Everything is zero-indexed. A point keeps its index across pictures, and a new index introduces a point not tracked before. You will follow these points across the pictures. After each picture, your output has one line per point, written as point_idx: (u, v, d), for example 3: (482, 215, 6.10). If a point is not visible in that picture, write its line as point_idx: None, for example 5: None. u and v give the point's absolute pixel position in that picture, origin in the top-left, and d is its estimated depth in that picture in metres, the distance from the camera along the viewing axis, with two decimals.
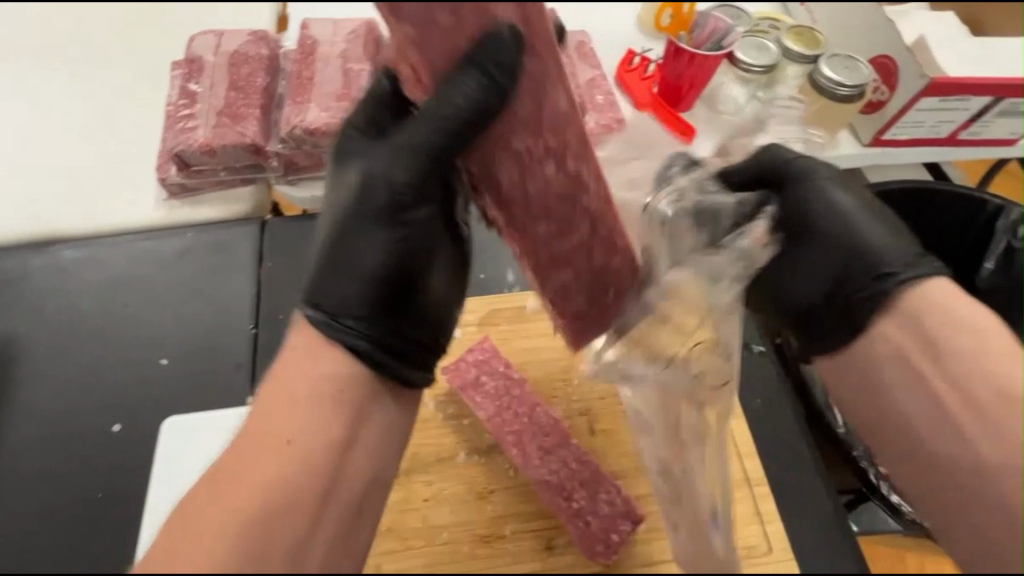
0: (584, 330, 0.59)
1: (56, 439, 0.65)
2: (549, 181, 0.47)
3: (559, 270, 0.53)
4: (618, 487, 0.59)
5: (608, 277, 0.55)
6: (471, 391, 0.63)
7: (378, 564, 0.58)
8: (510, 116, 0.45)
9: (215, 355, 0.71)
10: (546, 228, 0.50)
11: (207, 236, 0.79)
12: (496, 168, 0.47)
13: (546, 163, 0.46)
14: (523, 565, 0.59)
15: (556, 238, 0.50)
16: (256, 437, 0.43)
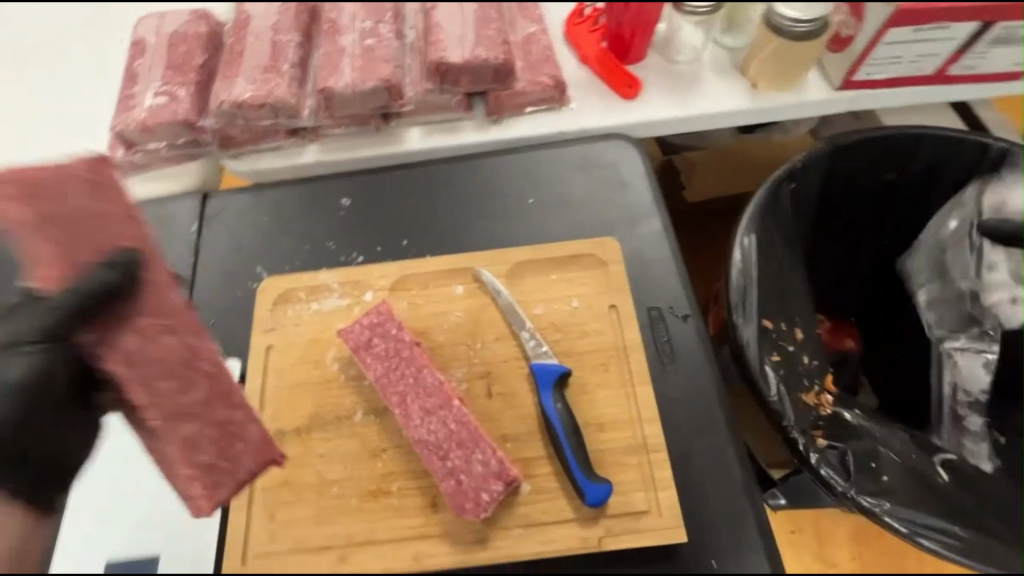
0: (214, 489, 0.55)
1: None
2: (164, 350, 0.52)
3: (181, 426, 0.53)
4: (494, 448, 0.60)
5: (236, 430, 0.56)
6: (363, 352, 0.65)
7: (272, 513, 0.62)
8: (137, 300, 0.52)
9: None
10: (185, 426, 0.53)
11: (152, 208, 0.86)
12: (119, 335, 0.51)
13: (164, 336, 0.52)
14: (406, 520, 0.61)
15: (176, 394, 0.52)
16: None
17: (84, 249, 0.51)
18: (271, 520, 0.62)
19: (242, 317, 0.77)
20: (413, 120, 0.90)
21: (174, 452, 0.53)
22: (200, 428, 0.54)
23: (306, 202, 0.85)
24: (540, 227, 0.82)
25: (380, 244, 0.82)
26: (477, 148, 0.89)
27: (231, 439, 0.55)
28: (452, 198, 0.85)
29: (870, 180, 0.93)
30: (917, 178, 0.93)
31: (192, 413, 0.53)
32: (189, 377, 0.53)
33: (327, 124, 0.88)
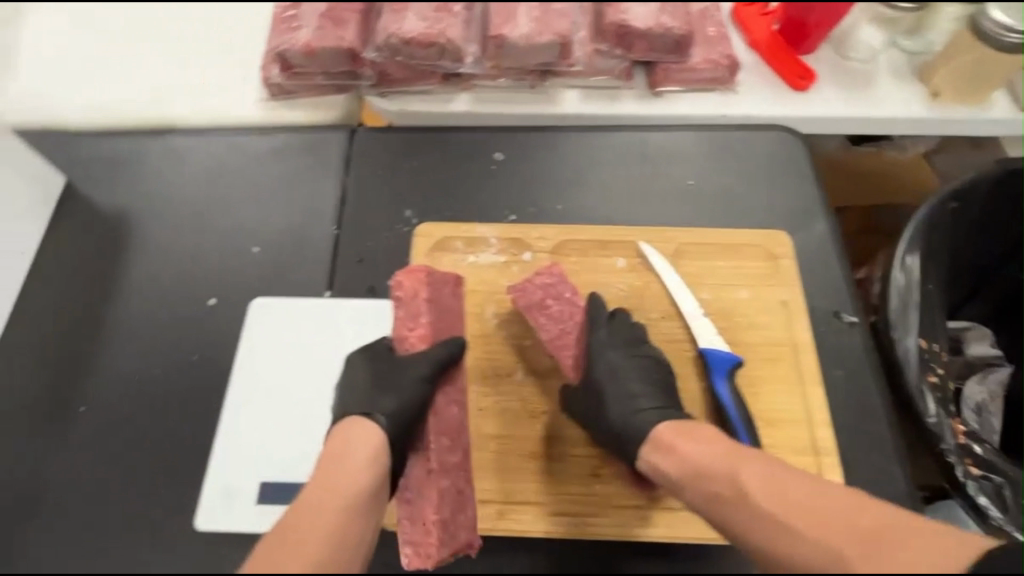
0: (446, 543, 0.54)
1: (165, 301, 0.74)
2: (454, 416, 0.59)
3: (439, 478, 0.55)
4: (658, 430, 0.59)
5: (469, 498, 0.57)
6: (534, 312, 0.64)
7: None
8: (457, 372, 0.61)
9: (302, 248, 0.77)
10: (443, 480, 0.55)
11: (301, 137, 0.84)
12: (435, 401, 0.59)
13: (451, 406, 0.60)
14: (569, 486, 0.60)
15: (446, 450, 0.57)
16: (330, 463, 0.52)
17: (443, 330, 0.62)
18: None
19: (391, 257, 0.75)
20: (571, 81, 0.86)
21: (430, 502, 0.54)
22: (452, 483, 0.56)
23: (455, 153, 0.83)
24: (699, 210, 0.79)
25: (534, 207, 0.80)
26: (634, 119, 0.86)
27: (464, 506, 0.56)
28: (607, 167, 0.82)
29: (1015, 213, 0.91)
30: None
31: (452, 469, 0.56)
32: (459, 445, 0.58)
33: (486, 74, 0.85)
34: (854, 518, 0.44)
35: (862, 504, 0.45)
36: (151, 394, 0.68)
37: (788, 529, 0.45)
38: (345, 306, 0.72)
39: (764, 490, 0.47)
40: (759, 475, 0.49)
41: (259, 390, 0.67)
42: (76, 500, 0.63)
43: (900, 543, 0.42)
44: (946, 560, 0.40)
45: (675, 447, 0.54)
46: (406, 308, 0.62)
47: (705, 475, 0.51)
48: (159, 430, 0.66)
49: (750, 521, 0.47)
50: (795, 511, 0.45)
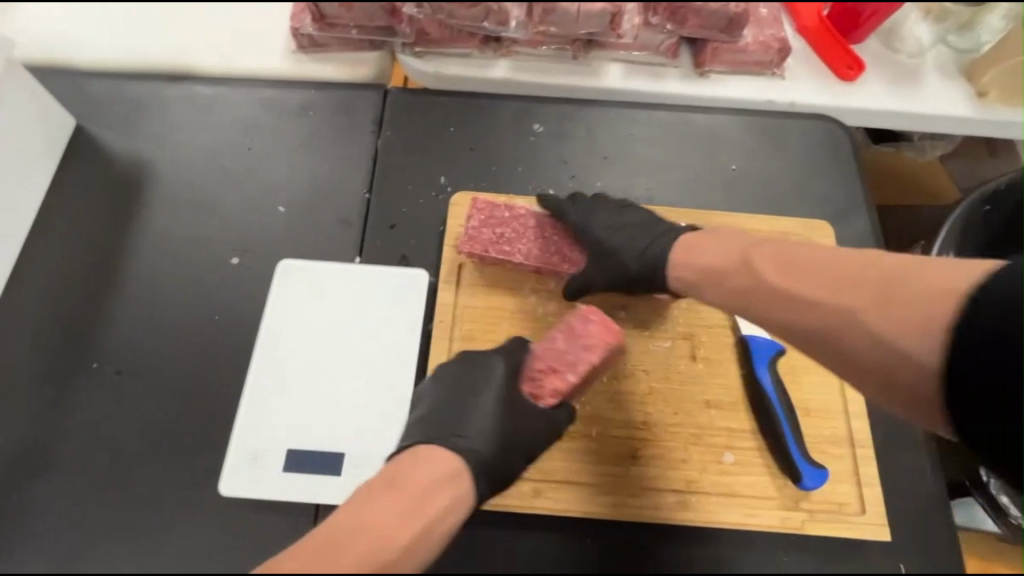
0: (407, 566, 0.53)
1: (182, 257, 0.71)
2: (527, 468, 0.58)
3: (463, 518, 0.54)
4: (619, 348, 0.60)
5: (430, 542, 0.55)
6: (496, 248, 0.65)
7: None
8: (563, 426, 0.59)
9: (329, 210, 0.73)
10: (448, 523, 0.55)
11: (331, 94, 0.81)
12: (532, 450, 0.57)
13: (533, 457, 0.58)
14: (606, 467, 0.59)
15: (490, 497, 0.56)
16: (445, 475, 0.53)
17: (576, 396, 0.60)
18: None
19: (423, 225, 0.72)
20: (616, 54, 0.83)
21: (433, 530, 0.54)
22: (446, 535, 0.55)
23: (492, 121, 0.80)
24: (739, 196, 0.77)
25: (574, 182, 0.77)
26: (678, 98, 0.83)
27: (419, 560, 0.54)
28: (649, 146, 0.80)
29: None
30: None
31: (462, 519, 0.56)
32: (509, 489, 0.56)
33: (529, 40, 0.81)
34: (844, 279, 0.52)
35: (849, 264, 0.52)
36: (171, 354, 0.65)
37: (794, 299, 0.54)
38: (375, 272, 0.68)
39: (778, 274, 0.55)
40: (770, 262, 0.56)
41: (286, 356, 0.64)
42: (91, 459, 0.61)
43: (883, 290, 0.50)
44: (919, 307, 0.48)
45: (694, 262, 0.61)
46: (572, 348, 0.59)
47: (724, 277, 0.59)
48: (182, 391, 0.63)
49: (768, 304, 0.56)
50: (814, 284, 0.53)
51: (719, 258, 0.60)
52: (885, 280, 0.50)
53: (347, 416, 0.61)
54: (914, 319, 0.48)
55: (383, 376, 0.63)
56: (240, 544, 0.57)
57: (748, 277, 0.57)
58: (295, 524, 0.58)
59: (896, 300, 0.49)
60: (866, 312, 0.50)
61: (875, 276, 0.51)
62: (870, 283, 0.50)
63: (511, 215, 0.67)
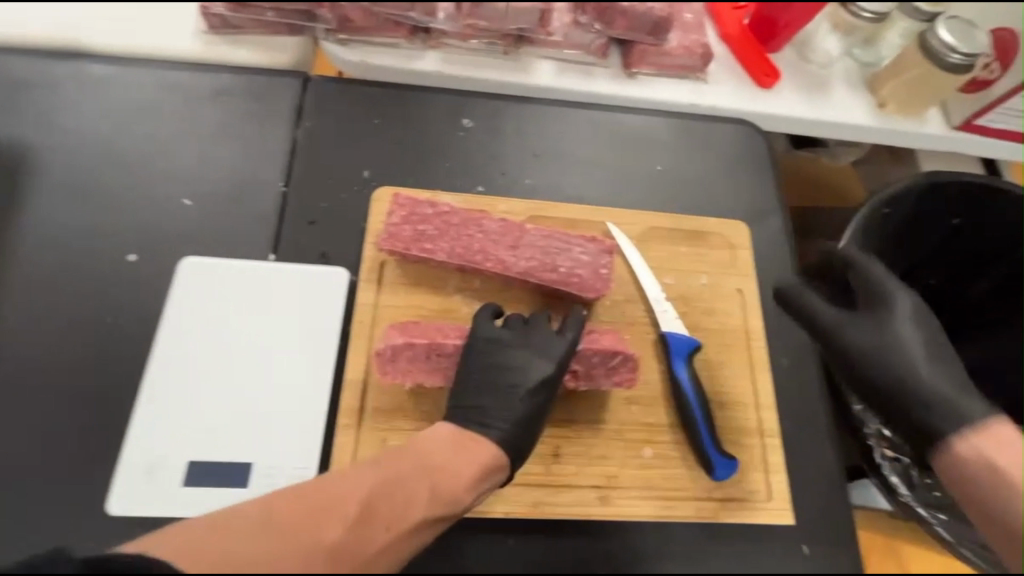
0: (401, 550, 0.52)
1: (70, 252, 0.64)
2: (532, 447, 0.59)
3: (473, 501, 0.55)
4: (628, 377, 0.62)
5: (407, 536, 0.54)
6: (416, 247, 0.62)
7: (383, 438, 0.58)
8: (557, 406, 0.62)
9: (241, 203, 0.69)
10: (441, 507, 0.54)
11: (246, 80, 0.75)
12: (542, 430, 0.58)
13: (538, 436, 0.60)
14: (528, 466, 0.59)
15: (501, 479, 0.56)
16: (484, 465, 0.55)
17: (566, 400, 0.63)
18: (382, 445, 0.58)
19: (346, 221, 0.69)
20: (546, 52, 0.83)
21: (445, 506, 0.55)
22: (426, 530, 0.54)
23: (420, 115, 0.78)
24: (665, 196, 0.79)
25: (505, 179, 0.76)
26: (608, 98, 0.84)
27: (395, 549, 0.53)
28: (578, 144, 0.80)
29: (936, 227, 0.95)
30: (968, 235, 0.96)
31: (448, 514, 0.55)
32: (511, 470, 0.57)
33: (458, 33, 0.79)
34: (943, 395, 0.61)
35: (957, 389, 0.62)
36: (53, 362, 0.59)
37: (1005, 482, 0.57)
38: (292, 270, 0.64)
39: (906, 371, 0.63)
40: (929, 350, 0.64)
41: (189, 361, 0.59)
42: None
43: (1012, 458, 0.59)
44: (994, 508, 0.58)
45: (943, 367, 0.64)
46: (600, 367, 0.61)
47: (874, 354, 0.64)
48: (67, 404, 0.57)
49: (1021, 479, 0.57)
50: None
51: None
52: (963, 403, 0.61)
53: (255, 424, 0.57)
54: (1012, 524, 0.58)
55: (297, 379, 0.59)
56: None
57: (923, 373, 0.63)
58: None
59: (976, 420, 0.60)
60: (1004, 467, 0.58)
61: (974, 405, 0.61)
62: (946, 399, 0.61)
63: (435, 212, 0.64)
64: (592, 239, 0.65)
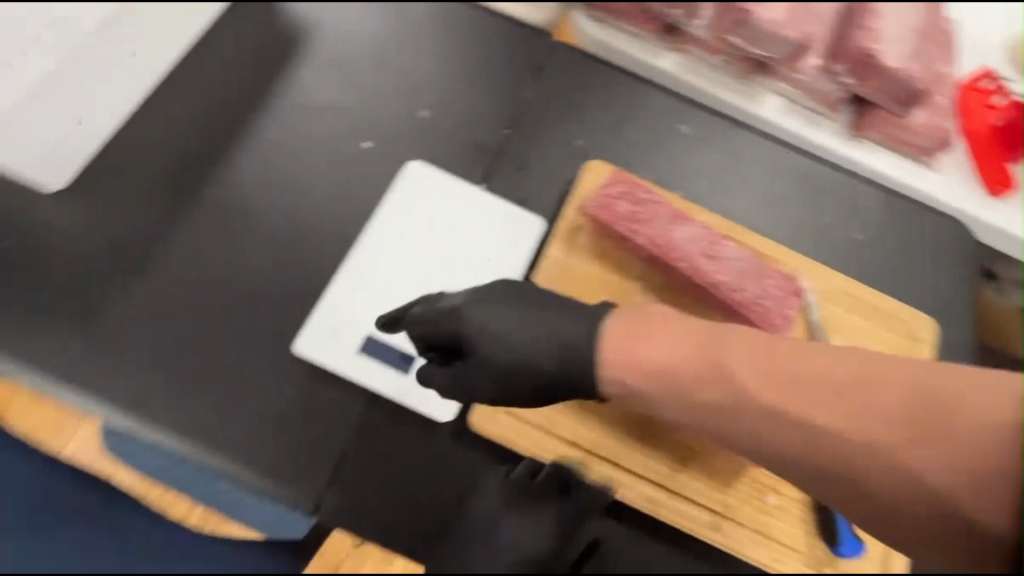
0: None
1: (320, 123, 0.72)
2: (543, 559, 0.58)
3: None
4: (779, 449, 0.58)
5: None
6: (621, 223, 0.64)
7: None
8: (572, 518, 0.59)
9: (468, 131, 0.74)
10: None
11: (503, 25, 0.81)
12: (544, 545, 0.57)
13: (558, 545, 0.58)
14: (656, 465, 0.59)
15: None
16: None
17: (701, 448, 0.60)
18: None
19: (552, 179, 0.73)
20: (780, 87, 0.83)
21: None
22: None
23: (644, 106, 0.80)
24: (854, 265, 0.76)
25: (702, 194, 0.77)
26: (824, 151, 0.82)
27: None
28: (781, 185, 0.79)
29: None
30: None
31: None
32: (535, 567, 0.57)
33: (706, 43, 0.81)
34: (909, 395, 0.40)
35: (905, 367, 0.41)
36: (280, 210, 0.67)
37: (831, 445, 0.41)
38: (496, 203, 0.69)
39: (741, 373, 0.45)
40: (736, 352, 0.46)
41: (391, 249, 0.65)
42: (183, 279, 0.64)
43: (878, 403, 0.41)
44: (936, 483, 0.39)
45: (627, 349, 0.50)
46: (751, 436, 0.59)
47: (678, 378, 0.48)
48: (282, 250, 0.65)
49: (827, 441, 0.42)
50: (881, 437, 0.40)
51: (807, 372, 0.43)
52: (919, 398, 0.40)
53: None
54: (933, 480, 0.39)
55: None
56: (293, 403, 0.59)
57: (631, 351, 0.50)
58: (349, 405, 0.60)
59: (966, 392, 0.39)
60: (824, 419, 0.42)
61: (935, 367, 0.41)
62: (913, 417, 0.39)
63: (647, 198, 0.66)
64: (783, 276, 0.65)
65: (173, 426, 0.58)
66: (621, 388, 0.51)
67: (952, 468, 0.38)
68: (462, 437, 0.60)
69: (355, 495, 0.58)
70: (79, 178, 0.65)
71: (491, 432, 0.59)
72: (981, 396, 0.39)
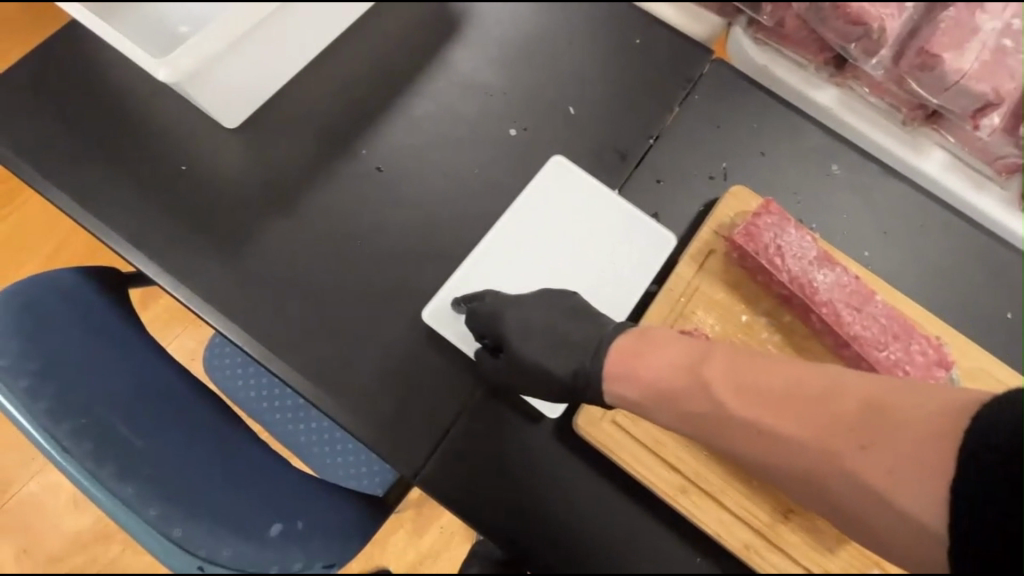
0: None
1: (470, 103, 0.74)
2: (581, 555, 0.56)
3: None
4: None
5: None
6: (764, 256, 0.61)
7: None
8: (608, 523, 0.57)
9: (611, 135, 0.73)
10: None
11: (661, 34, 0.79)
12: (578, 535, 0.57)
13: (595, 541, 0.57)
14: (755, 512, 0.56)
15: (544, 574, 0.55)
16: None
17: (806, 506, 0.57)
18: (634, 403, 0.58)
19: (689, 197, 0.71)
20: (945, 141, 0.77)
21: None
22: None
23: (793, 138, 0.76)
24: (1002, 347, 0.70)
25: (844, 240, 0.72)
26: (983, 219, 0.76)
27: None
28: (933, 245, 0.73)
29: None
30: None
31: None
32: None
33: (875, 83, 0.76)
34: (861, 403, 0.44)
35: (869, 381, 0.45)
36: (421, 180, 0.69)
37: (799, 450, 0.46)
38: (631, 211, 0.67)
39: (723, 385, 0.49)
40: (761, 379, 0.48)
41: (522, 238, 0.66)
42: (326, 230, 0.66)
43: (853, 415, 0.44)
44: (911, 479, 0.41)
45: (627, 365, 0.54)
46: None
47: (668, 389, 0.51)
48: (419, 220, 0.67)
49: (795, 450, 0.46)
50: (842, 433, 0.44)
51: (788, 388, 0.47)
52: (871, 408, 0.44)
53: None
54: (909, 474, 0.41)
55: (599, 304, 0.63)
56: (408, 368, 0.62)
57: (633, 364, 0.54)
58: (460, 381, 0.61)
59: (913, 404, 0.43)
60: (801, 436, 0.45)
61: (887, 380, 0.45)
62: (866, 421, 0.43)
63: (796, 236, 0.63)
64: (932, 342, 0.60)
65: (297, 366, 0.61)
66: (624, 403, 0.54)
67: (913, 471, 0.41)
68: (564, 436, 0.59)
69: (452, 473, 0.58)
70: (251, 121, 0.70)
71: (596, 440, 0.57)
72: (921, 400, 0.43)
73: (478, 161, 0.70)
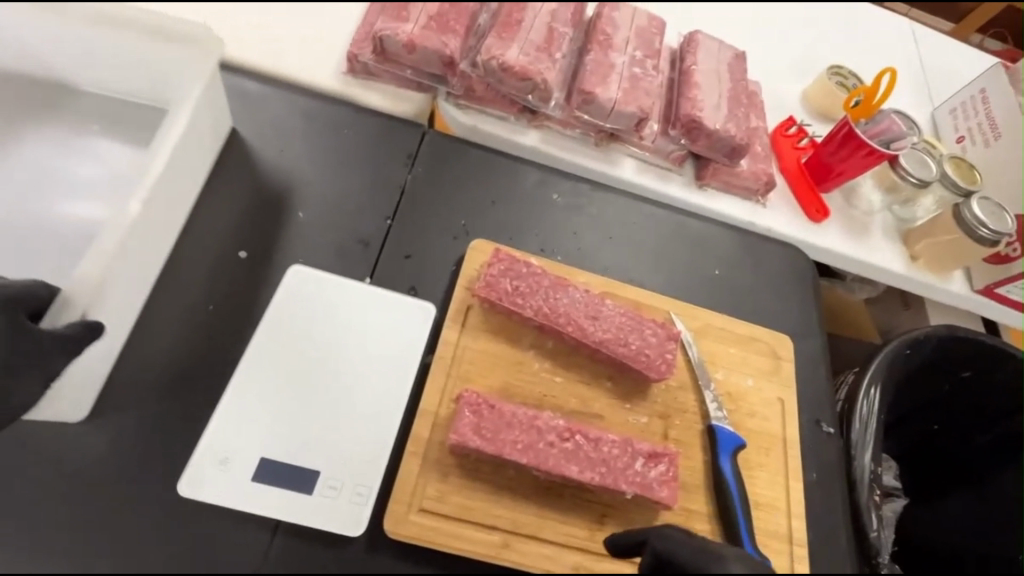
0: None
1: (186, 240, 0.69)
2: None
3: None
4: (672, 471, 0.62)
5: None
6: (506, 299, 0.68)
7: (431, 479, 0.59)
8: None
9: (350, 227, 0.75)
10: None
11: (372, 119, 0.84)
12: None
13: None
14: (572, 528, 0.60)
15: None
16: None
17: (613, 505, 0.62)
18: (427, 485, 0.59)
19: (439, 261, 0.75)
20: (631, 151, 0.93)
21: None
22: None
23: (516, 181, 0.86)
24: (719, 299, 0.86)
25: (580, 254, 0.84)
26: (677, 202, 0.93)
27: None
28: (648, 235, 0.88)
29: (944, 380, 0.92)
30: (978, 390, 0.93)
31: None
32: None
33: (562, 120, 0.90)
34: None
35: None
36: (150, 339, 0.63)
37: None
38: (384, 295, 0.69)
39: None
40: None
41: (277, 361, 0.63)
42: (50, 433, 0.58)
43: None
44: None
45: None
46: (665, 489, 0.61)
47: None
48: (162, 383, 0.61)
49: None
50: None
51: None
52: None
53: (330, 434, 0.60)
54: None
55: (375, 397, 0.63)
56: (187, 550, 0.55)
57: None
58: (252, 536, 0.56)
59: None
60: None
61: None
62: None
63: (530, 272, 0.70)
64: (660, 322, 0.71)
65: None
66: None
67: None
68: (379, 544, 0.58)
69: None
70: None
71: (408, 534, 0.57)
72: None
73: (211, 297, 0.67)
